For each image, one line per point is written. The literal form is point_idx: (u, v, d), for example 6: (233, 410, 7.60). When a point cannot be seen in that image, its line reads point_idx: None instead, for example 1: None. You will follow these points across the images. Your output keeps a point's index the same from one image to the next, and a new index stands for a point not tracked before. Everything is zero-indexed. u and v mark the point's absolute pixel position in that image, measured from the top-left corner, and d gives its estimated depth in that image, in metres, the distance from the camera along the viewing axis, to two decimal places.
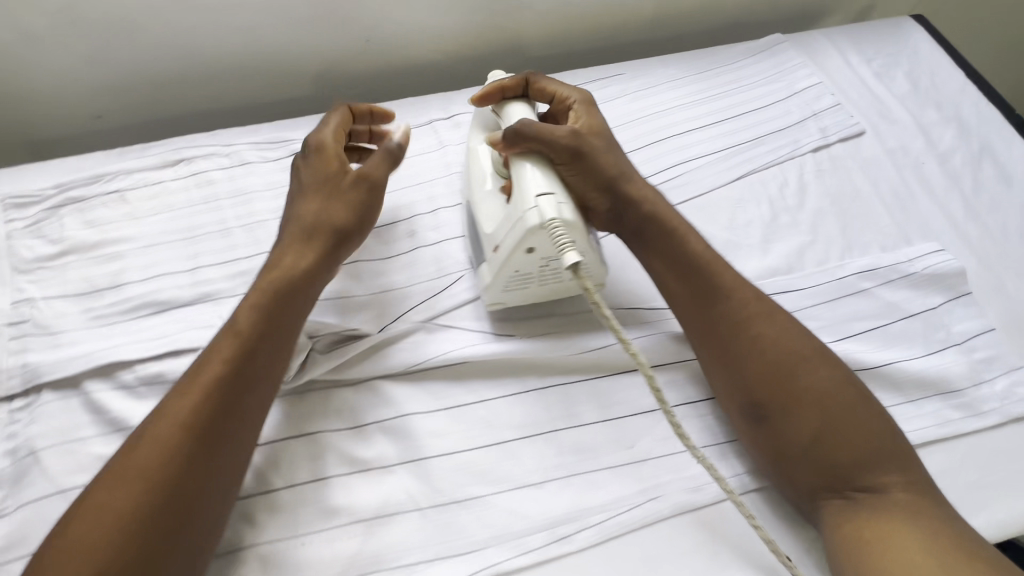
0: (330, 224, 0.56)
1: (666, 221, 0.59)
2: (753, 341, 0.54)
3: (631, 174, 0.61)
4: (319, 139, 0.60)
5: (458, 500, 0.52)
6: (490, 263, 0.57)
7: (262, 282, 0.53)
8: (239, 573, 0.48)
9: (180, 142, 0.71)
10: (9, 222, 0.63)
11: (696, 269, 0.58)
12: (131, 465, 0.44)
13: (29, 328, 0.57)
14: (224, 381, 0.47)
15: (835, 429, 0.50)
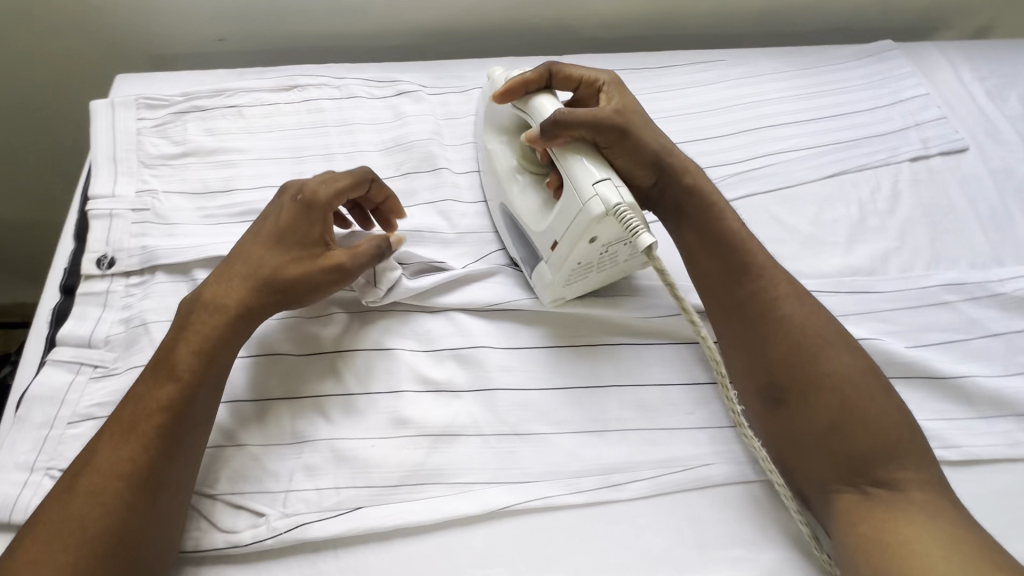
0: (291, 278, 0.53)
1: (703, 197, 0.59)
2: (778, 328, 0.54)
3: (672, 147, 0.60)
4: (302, 186, 0.56)
5: (519, 433, 0.54)
6: (551, 259, 0.55)
7: (207, 324, 0.50)
8: (295, 461, 0.52)
9: (295, 70, 0.75)
10: (140, 121, 0.68)
11: (730, 247, 0.57)
12: (61, 520, 0.42)
13: (150, 216, 0.62)
14: (162, 433, 0.46)
15: (852, 422, 0.50)
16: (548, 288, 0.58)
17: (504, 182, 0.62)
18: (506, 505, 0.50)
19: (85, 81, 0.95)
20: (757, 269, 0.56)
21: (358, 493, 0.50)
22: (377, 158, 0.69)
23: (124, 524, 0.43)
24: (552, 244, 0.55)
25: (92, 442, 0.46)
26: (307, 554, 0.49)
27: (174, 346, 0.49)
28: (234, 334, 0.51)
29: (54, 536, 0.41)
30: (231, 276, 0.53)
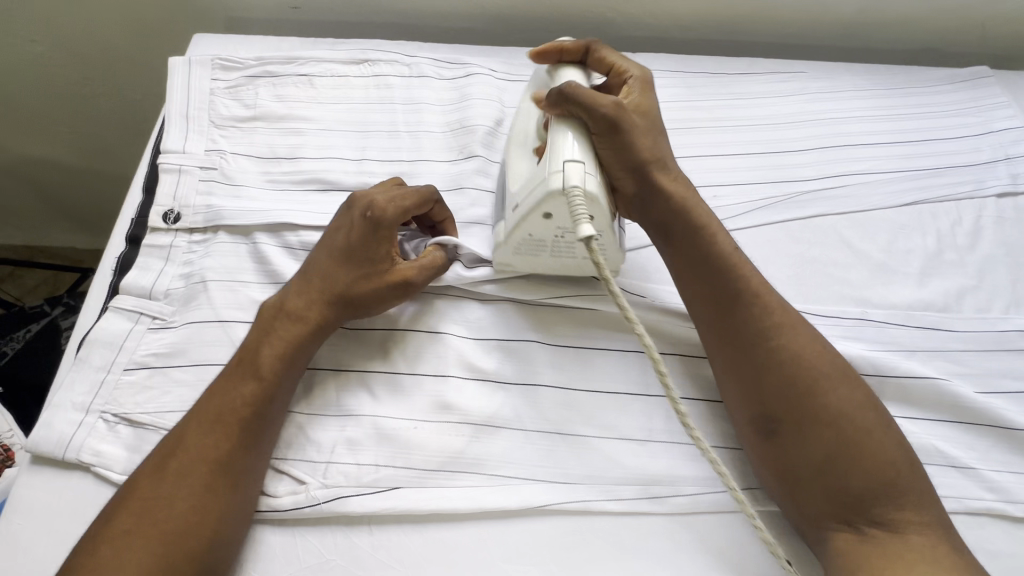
0: (358, 296, 0.53)
1: (698, 213, 0.55)
2: (760, 355, 0.50)
3: (669, 159, 0.56)
4: (371, 203, 0.54)
5: (562, 433, 0.53)
6: (507, 225, 0.53)
7: (289, 329, 0.52)
8: (324, 432, 0.52)
9: (367, 44, 0.75)
10: (214, 81, 0.69)
11: (718, 271, 0.53)
12: (152, 496, 0.44)
13: (216, 176, 0.63)
14: (244, 426, 0.48)
15: (846, 459, 0.47)
16: (500, 250, 0.55)
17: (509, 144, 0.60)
18: (542, 504, 0.50)
19: (161, 37, 0.97)
20: (745, 290, 0.52)
21: (396, 473, 0.50)
22: (441, 139, 0.68)
23: (207, 508, 0.44)
24: (513, 208, 0.53)
25: (177, 429, 0.48)
26: (341, 527, 0.49)
27: (258, 347, 0.51)
28: (313, 339, 0.52)
29: (144, 511, 0.43)
30: (306, 284, 0.53)
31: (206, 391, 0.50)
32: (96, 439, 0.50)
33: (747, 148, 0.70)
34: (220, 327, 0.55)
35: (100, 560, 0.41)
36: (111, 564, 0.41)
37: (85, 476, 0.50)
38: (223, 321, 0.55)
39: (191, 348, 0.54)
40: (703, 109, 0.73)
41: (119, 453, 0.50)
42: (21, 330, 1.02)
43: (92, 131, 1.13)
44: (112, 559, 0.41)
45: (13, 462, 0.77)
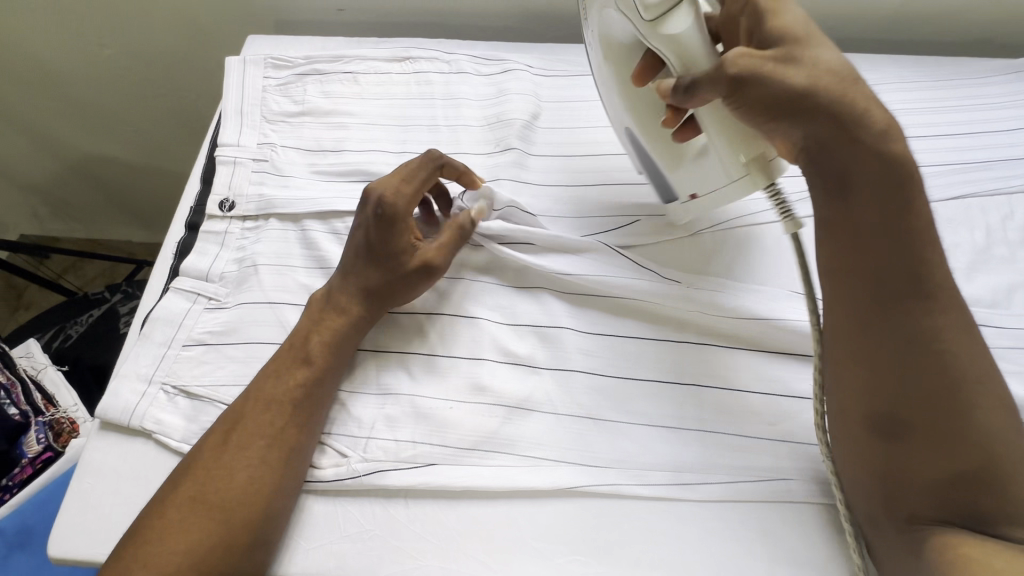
0: (385, 286, 0.56)
1: (888, 159, 0.44)
2: (920, 343, 0.44)
3: (853, 93, 0.45)
4: (383, 202, 0.56)
5: (593, 418, 0.54)
6: (688, 206, 0.60)
7: (335, 318, 0.55)
8: (361, 408, 0.54)
9: (408, 42, 0.78)
10: (266, 79, 0.73)
11: (896, 242, 0.44)
12: (215, 466, 0.48)
13: (268, 167, 0.67)
14: (297, 403, 0.51)
15: (979, 465, 0.42)
16: (676, 213, 0.62)
17: (631, 105, 0.56)
18: (573, 485, 0.51)
19: (215, 40, 1.03)
20: (914, 267, 0.44)
21: (432, 449, 0.52)
22: (479, 133, 0.70)
23: (265, 477, 0.48)
24: (693, 194, 0.58)
25: (236, 405, 0.51)
26: (380, 499, 0.51)
27: (308, 334, 0.54)
28: (357, 326, 0.55)
29: (207, 479, 0.47)
30: (345, 279, 0.56)
31: (260, 373, 0.53)
32: (157, 408, 0.54)
33: None
34: (270, 308, 0.58)
35: (168, 520, 0.45)
36: (180, 525, 0.45)
37: (146, 442, 0.54)
38: (272, 303, 0.58)
39: (242, 327, 0.57)
40: None
41: (178, 422, 0.54)
42: (85, 314, 1.09)
43: (149, 129, 1.20)
44: (180, 520, 0.45)
45: (78, 432, 0.83)
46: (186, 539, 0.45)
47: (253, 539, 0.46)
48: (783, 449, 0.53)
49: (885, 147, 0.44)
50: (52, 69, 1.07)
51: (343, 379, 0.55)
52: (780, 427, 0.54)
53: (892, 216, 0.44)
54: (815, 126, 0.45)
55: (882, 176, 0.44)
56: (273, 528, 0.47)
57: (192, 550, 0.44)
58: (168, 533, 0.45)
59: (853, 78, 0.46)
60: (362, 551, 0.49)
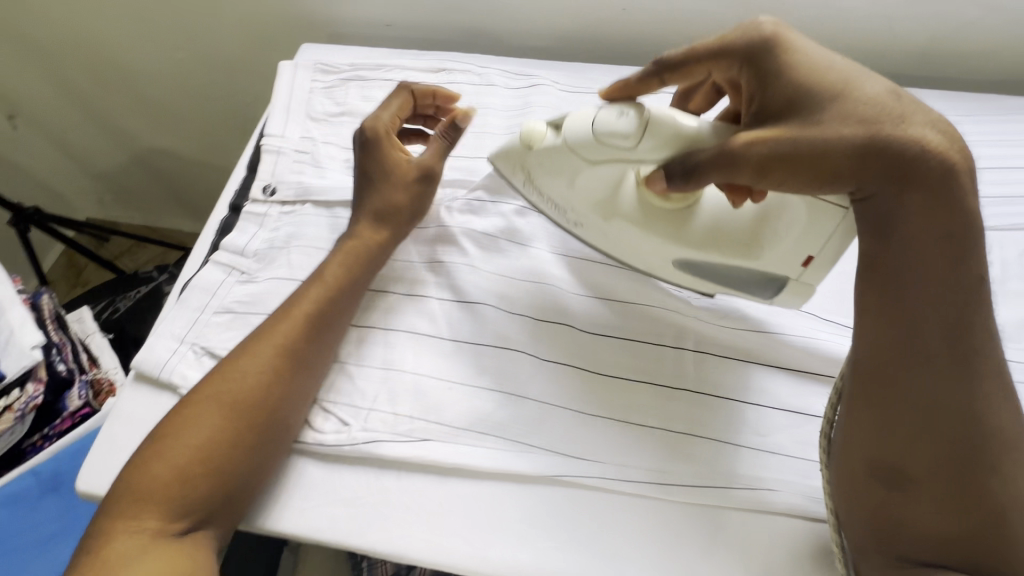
0: (386, 197, 0.62)
1: (948, 211, 0.42)
2: (953, 398, 0.43)
3: (905, 142, 0.43)
4: (377, 122, 0.63)
5: (585, 412, 0.56)
6: (804, 273, 0.54)
7: (351, 244, 0.61)
8: (366, 382, 0.58)
9: (445, 55, 0.84)
10: (314, 81, 0.80)
11: (949, 291, 0.42)
12: (228, 374, 0.53)
13: (308, 159, 0.73)
14: (308, 322, 0.56)
15: (980, 527, 0.42)
16: (797, 294, 0.56)
17: (673, 239, 0.55)
18: (557, 474, 0.53)
19: (271, 48, 1.12)
20: (958, 325, 0.43)
21: (428, 425, 0.55)
22: (502, 139, 0.75)
23: (272, 389, 0.53)
24: (805, 258, 0.52)
25: (255, 329, 0.57)
26: (376, 469, 0.55)
27: (324, 263, 0.60)
28: (369, 252, 0.61)
29: (219, 386, 0.53)
30: (358, 212, 0.63)
31: (276, 307, 0.59)
32: (185, 366, 0.59)
33: None
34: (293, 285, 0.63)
35: (177, 427, 0.51)
36: (193, 424, 0.51)
37: (171, 396, 0.59)
38: (296, 280, 0.64)
39: (267, 298, 0.63)
40: None
41: None
42: (133, 291, 1.18)
43: (208, 124, 1.32)
44: (189, 427, 0.51)
45: (115, 393, 0.90)
46: (195, 442, 0.50)
47: (251, 467, 0.51)
48: (772, 460, 0.54)
49: (948, 197, 0.42)
50: (131, 64, 1.20)
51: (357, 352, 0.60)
52: (770, 440, 0.55)
53: (950, 269, 0.42)
54: (865, 178, 0.44)
55: (938, 229, 0.43)
56: (265, 453, 0.52)
57: (191, 464, 0.50)
58: (182, 427, 0.51)
59: (900, 117, 0.44)
60: (355, 515, 0.52)
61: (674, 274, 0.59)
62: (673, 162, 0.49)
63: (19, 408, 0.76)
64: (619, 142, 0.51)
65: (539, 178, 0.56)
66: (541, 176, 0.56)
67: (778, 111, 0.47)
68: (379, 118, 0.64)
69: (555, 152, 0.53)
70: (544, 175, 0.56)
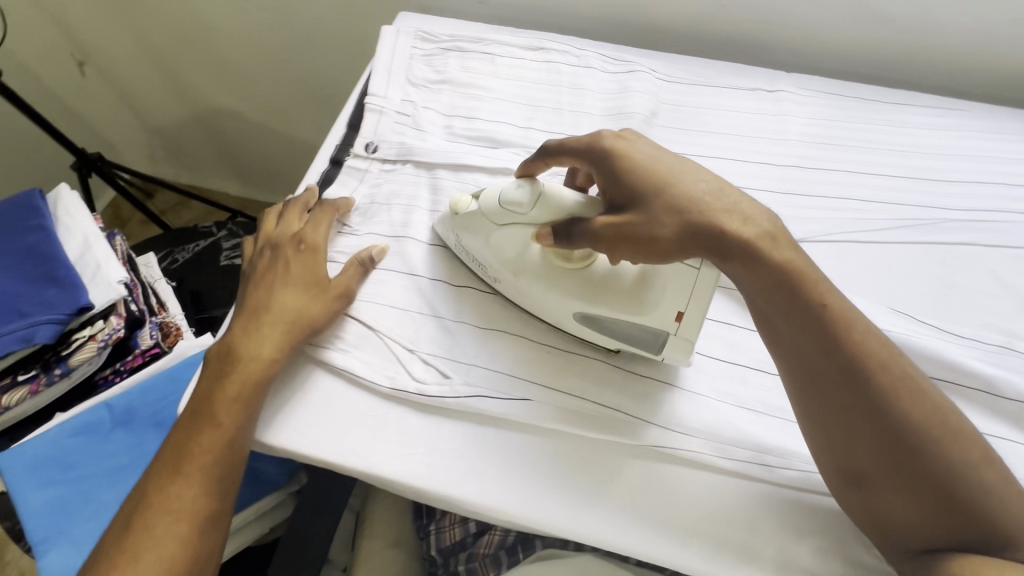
0: (294, 308, 0.59)
1: (772, 262, 0.47)
2: (855, 406, 0.44)
3: (712, 214, 0.48)
4: (302, 235, 0.64)
5: (681, 389, 0.58)
6: (679, 329, 0.54)
7: (244, 371, 0.56)
8: (469, 340, 0.60)
9: (542, 34, 0.85)
10: (414, 48, 0.82)
11: (817, 326, 0.46)
12: (164, 498, 0.52)
13: (408, 122, 0.74)
14: (212, 464, 0.53)
15: (949, 505, 0.43)
16: (680, 353, 0.55)
17: (565, 292, 0.57)
18: (654, 443, 0.55)
19: (350, 17, 1.13)
20: (835, 344, 0.45)
21: (528, 385, 0.58)
22: (599, 121, 0.76)
23: (183, 546, 0.50)
24: (676, 314, 0.53)
25: (152, 477, 0.53)
26: (475, 424, 0.56)
27: (219, 391, 0.55)
28: (269, 374, 0.56)
29: (129, 548, 0.50)
30: (256, 330, 0.58)
31: (175, 442, 0.55)
32: None
33: (894, 169, 0.71)
34: (397, 241, 0.66)
35: None
36: None
37: None
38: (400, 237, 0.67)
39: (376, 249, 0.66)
40: (855, 130, 0.74)
41: None
42: (192, 244, 1.20)
43: (274, 87, 1.33)
44: None
45: (182, 337, 0.92)
46: None
47: None
48: None
49: (768, 254, 0.47)
50: (210, 22, 1.21)
51: (460, 311, 0.62)
52: None
53: (800, 308, 0.46)
54: (708, 248, 0.48)
55: (773, 278, 0.47)
56: None
57: None
58: (123, 563, 0.49)
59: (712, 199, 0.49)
60: (452, 465, 0.54)
61: (576, 327, 0.59)
62: (551, 224, 0.55)
63: (101, 339, 0.77)
64: (514, 208, 0.58)
65: (465, 239, 0.62)
66: (466, 236, 0.62)
67: (622, 200, 0.52)
68: (308, 233, 0.64)
69: (475, 213, 0.61)
70: (467, 236, 0.62)
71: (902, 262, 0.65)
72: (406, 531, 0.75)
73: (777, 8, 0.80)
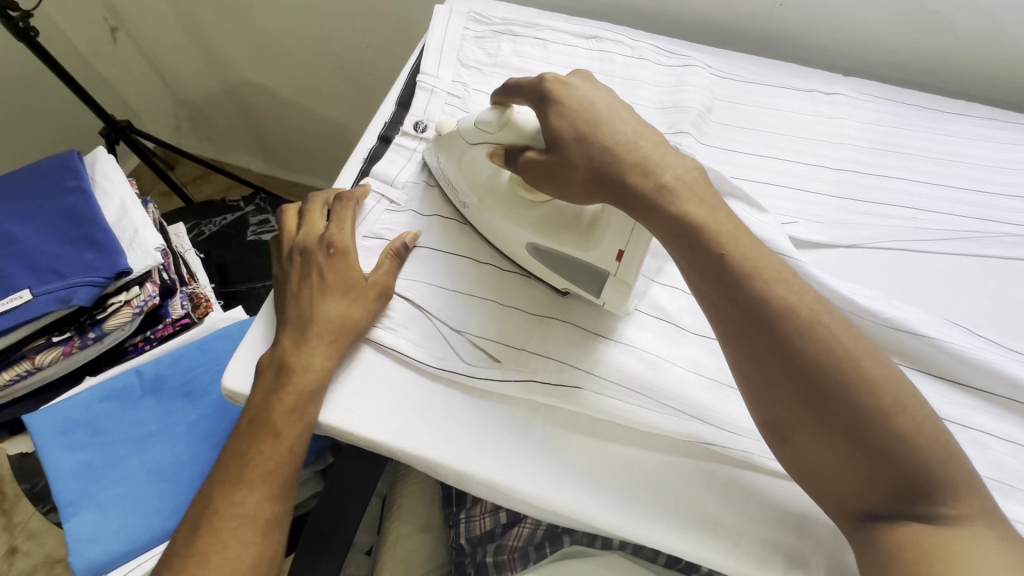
0: (337, 311, 0.57)
1: (681, 210, 0.46)
2: (772, 360, 0.42)
3: (614, 161, 0.48)
4: (329, 237, 0.61)
5: (734, 388, 0.56)
6: (618, 270, 0.54)
7: (296, 380, 0.54)
8: (516, 325, 0.59)
9: (596, 23, 0.83)
10: (466, 29, 0.80)
11: (728, 274, 0.44)
12: (229, 510, 0.51)
13: (459, 103, 0.73)
14: (275, 472, 0.53)
15: (871, 456, 0.40)
16: (618, 296, 0.55)
17: (519, 221, 0.58)
18: (706, 441, 0.53)
19: None
20: (739, 291, 0.43)
21: (579, 374, 0.56)
22: (653, 113, 0.74)
23: (256, 552, 0.51)
24: (617, 254, 0.53)
25: (215, 489, 0.53)
26: (523, 411, 0.56)
27: (272, 402, 0.54)
28: (324, 381, 0.55)
29: (200, 559, 0.50)
30: (304, 338, 0.56)
31: (234, 453, 0.54)
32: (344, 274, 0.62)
33: (951, 180, 0.70)
34: (444, 222, 0.65)
35: None
36: None
37: None
38: (447, 218, 0.66)
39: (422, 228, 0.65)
40: (912, 138, 0.73)
41: None
42: (220, 217, 1.19)
43: (308, 64, 1.32)
44: None
45: (212, 308, 0.91)
46: None
47: None
48: None
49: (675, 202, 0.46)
50: None
51: (510, 295, 0.61)
52: None
53: (709, 255, 0.45)
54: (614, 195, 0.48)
55: (677, 227, 0.46)
56: None
57: None
58: None
59: (627, 149, 0.48)
60: (500, 452, 0.53)
61: (528, 259, 0.60)
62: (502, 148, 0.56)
63: (136, 304, 0.76)
64: (485, 128, 0.58)
65: (442, 160, 0.64)
66: (444, 157, 0.63)
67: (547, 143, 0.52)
68: (336, 233, 0.61)
69: (451, 133, 0.62)
70: (444, 156, 0.64)
71: (957, 274, 0.63)
72: (434, 519, 0.75)
73: (836, 10, 0.79)
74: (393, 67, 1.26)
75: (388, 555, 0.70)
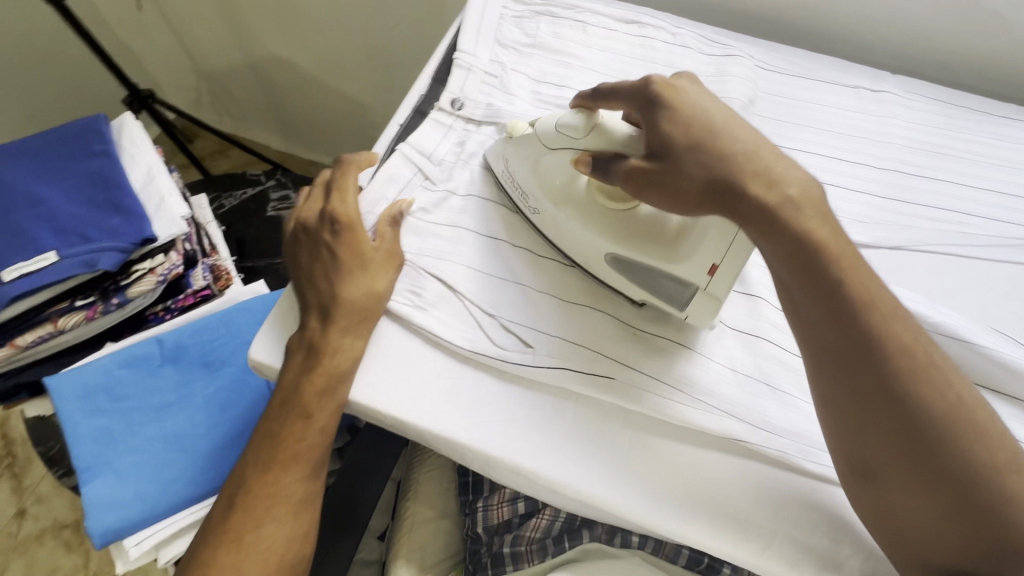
0: (354, 285, 0.56)
1: (796, 230, 0.44)
2: (873, 393, 0.41)
3: (733, 173, 0.45)
4: (332, 212, 0.59)
5: (770, 385, 0.55)
6: (709, 283, 0.52)
7: (327, 363, 0.53)
8: (549, 310, 0.58)
9: (637, 8, 0.81)
10: (504, 8, 0.79)
11: (840, 304, 0.42)
12: (262, 485, 0.52)
13: (496, 82, 0.72)
14: (308, 452, 0.54)
15: (965, 510, 0.39)
16: (706, 310, 0.53)
17: (602, 230, 0.56)
18: (740, 438, 0.52)
19: None
20: (851, 324, 0.42)
21: (611, 363, 0.55)
22: None
23: (290, 526, 0.52)
24: (709, 267, 0.51)
25: (248, 466, 0.54)
26: (553, 397, 0.55)
27: (302, 383, 0.53)
28: (354, 363, 0.54)
29: (238, 531, 0.51)
30: (328, 317, 0.55)
31: (265, 432, 0.55)
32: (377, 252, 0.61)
33: (998, 185, 0.68)
34: (478, 203, 0.64)
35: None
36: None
37: None
38: (481, 199, 0.64)
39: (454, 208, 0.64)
40: (960, 141, 0.71)
41: None
42: (240, 191, 1.18)
43: (335, 40, 1.30)
44: None
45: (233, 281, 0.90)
46: None
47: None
48: None
49: (789, 219, 0.44)
50: None
51: (544, 280, 0.60)
52: None
53: (819, 283, 0.43)
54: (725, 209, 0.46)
55: (791, 246, 0.44)
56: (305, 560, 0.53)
57: None
58: (229, 549, 0.51)
59: (747, 162, 0.45)
60: (530, 438, 0.52)
61: (605, 269, 0.58)
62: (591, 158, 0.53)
63: (160, 273, 0.76)
64: (568, 132, 0.55)
65: (512, 161, 0.62)
66: (514, 160, 0.62)
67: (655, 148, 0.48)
68: (336, 207, 0.59)
69: (528, 134, 0.60)
70: (516, 155, 0.61)
71: (1002, 282, 0.61)
72: (451, 506, 0.74)
73: (887, 5, 0.76)
74: (421, 47, 1.24)
75: (404, 539, 0.69)
